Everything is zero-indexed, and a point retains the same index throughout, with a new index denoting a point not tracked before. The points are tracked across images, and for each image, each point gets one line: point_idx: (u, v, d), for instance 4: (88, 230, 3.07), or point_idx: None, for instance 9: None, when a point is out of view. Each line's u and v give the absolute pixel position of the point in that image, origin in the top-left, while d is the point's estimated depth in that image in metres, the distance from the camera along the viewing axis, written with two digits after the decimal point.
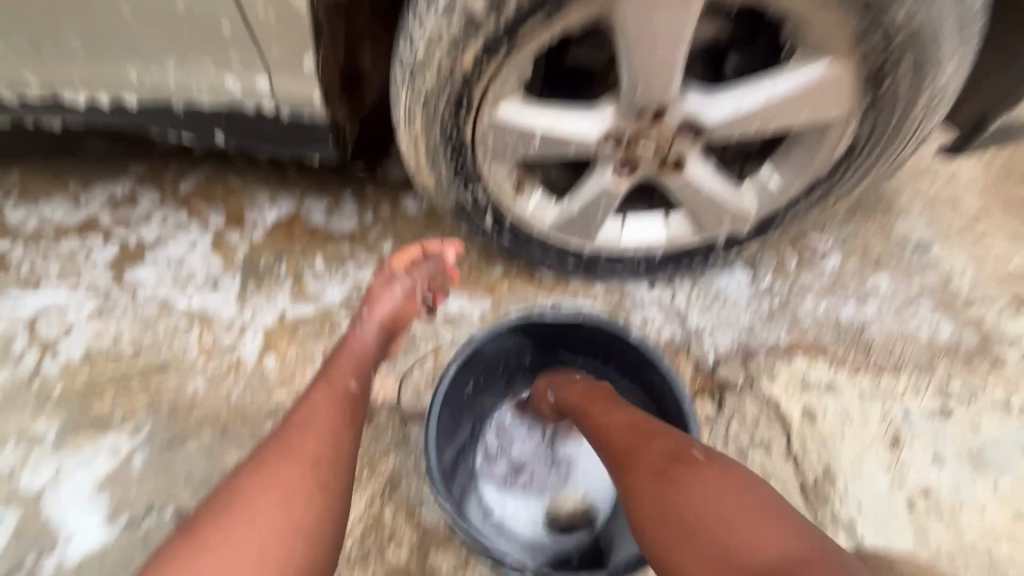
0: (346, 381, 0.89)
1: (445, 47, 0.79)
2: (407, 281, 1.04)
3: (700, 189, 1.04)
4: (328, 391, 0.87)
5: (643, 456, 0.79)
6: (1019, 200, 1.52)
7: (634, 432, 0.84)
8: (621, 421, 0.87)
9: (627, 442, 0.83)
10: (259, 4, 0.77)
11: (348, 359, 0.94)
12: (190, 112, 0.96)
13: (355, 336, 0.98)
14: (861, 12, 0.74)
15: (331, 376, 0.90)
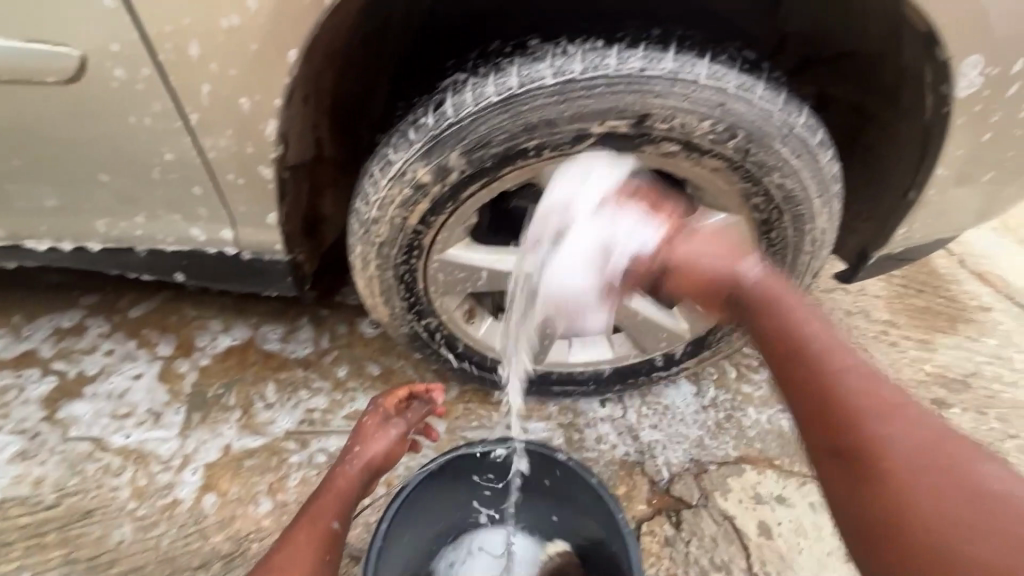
0: (328, 519, 0.94)
1: (397, 205, 0.89)
2: (400, 423, 1.07)
3: (635, 313, 1.14)
4: (310, 530, 0.92)
5: (834, 367, 0.73)
6: (919, 310, 1.71)
7: (805, 330, 0.76)
8: (796, 317, 0.77)
9: (800, 343, 0.76)
10: (229, 171, 0.85)
11: (331, 488, 0.98)
12: (152, 256, 1.01)
13: (342, 466, 1.00)
14: (741, 178, 0.90)
15: (312, 513, 0.94)
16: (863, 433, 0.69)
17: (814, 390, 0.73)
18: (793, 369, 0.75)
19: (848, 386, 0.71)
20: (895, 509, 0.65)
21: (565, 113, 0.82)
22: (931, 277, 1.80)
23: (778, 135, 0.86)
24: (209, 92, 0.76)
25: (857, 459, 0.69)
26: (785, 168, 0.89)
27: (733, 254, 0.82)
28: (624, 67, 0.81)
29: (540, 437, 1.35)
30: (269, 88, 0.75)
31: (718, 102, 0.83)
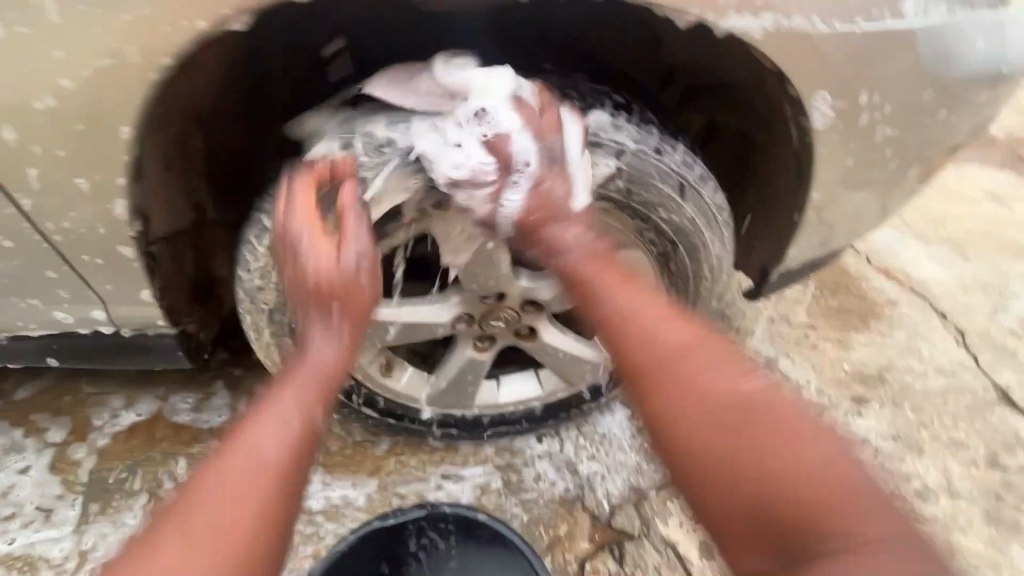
0: (245, 492, 0.63)
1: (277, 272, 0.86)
2: (341, 251, 0.78)
3: (555, 349, 1.12)
4: (211, 525, 0.60)
5: (689, 368, 0.71)
6: (834, 310, 1.79)
7: (661, 328, 0.75)
8: (649, 319, 0.77)
9: (673, 347, 0.73)
10: (85, 254, 0.81)
11: (242, 452, 0.65)
12: (19, 343, 0.94)
13: (258, 412, 0.70)
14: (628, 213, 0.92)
15: (216, 487, 0.62)
16: (699, 429, 0.67)
17: (671, 392, 0.70)
18: (670, 383, 0.71)
19: (694, 366, 0.71)
20: (767, 466, 0.61)
21: (441, 169, 0.81)
22: (842, 277, 1.89)
23: (658, 175, 0.88)
24: (37, 176, 0.73)
25: (691, 453, 0.67)
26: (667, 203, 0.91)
27: (607, 277, 0.81)
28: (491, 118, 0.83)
29: (478, 482, 1.29)
30: (109, 168, 0.72)
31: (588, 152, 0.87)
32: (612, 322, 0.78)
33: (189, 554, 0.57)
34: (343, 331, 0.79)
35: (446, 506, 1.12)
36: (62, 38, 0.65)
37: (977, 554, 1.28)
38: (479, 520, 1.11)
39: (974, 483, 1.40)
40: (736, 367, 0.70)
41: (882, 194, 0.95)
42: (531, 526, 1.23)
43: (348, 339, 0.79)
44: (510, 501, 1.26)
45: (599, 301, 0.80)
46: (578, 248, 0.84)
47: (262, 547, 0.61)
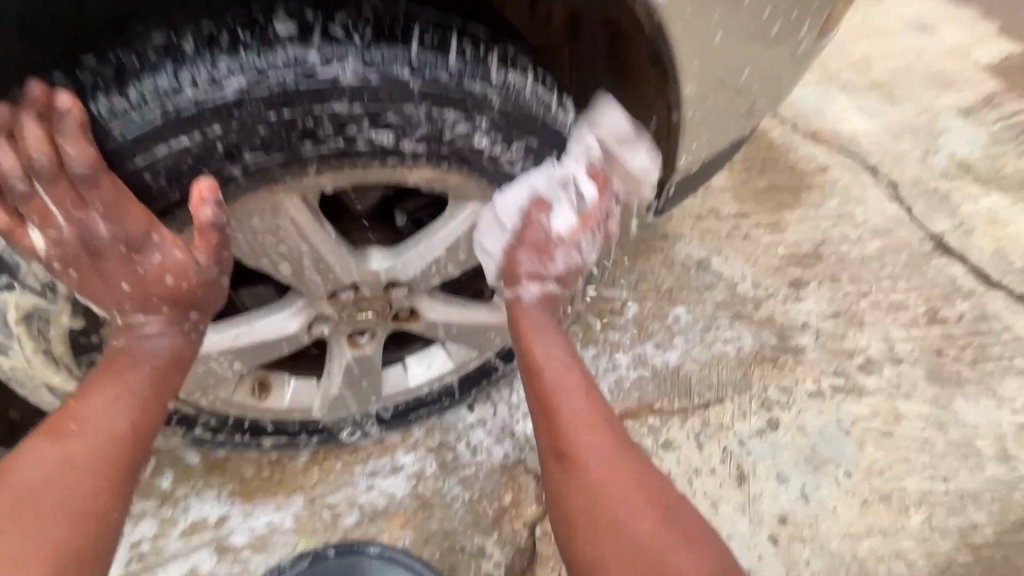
0: (72, 482, 0.60)
1: (18, 340, 0.68)
2: (144, 264, 0.63)
3: (447, 324, 0.98)
4: (33, 508, 0.58)
5: (592, 438, 0.78)
6: (764, 190, 1.66)
7: (575, 395, 0.81)
8: (567, 380, 0.82)
9: (585, 412, 0.80)
10: None
11: (70, 441, 0.62)
12: None
13: (81, 399, 0.65)
14: (464, 164, 0.68)
15: (39, 477, 0.60)
16: (616, 497, 0.74)
17: (585, 458, 0.76)
18: (585, 453, 0.77)
19: (601, 446, 0.77)
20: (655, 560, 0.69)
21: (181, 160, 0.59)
22: (769, 152, 1.75)
23: (483, 107, 0.65)
24: None
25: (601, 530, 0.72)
26: (506, 139, 0.68)
27: (531, 331, 0.85)
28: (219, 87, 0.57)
29: (412, 471, 1.18)
30: None
31: (385, 90, 0.60)
32: (534, 384, 0.82)
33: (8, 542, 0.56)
34: (172, 330, 0.68)
35: (331, 547, 1.04)
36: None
37: (923, 417, 1.26)
38: (373, 554, 1.04)
39: (915, 344, 1.37)
40: (618, 448, 0.78)
41: (765, 68, 0.80)
42: (475, 504, 1.15)
43: (187, 337, 0.69)
44: (449, 483, 1.17)
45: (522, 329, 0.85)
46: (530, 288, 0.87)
47: (91, 536, 0.59)
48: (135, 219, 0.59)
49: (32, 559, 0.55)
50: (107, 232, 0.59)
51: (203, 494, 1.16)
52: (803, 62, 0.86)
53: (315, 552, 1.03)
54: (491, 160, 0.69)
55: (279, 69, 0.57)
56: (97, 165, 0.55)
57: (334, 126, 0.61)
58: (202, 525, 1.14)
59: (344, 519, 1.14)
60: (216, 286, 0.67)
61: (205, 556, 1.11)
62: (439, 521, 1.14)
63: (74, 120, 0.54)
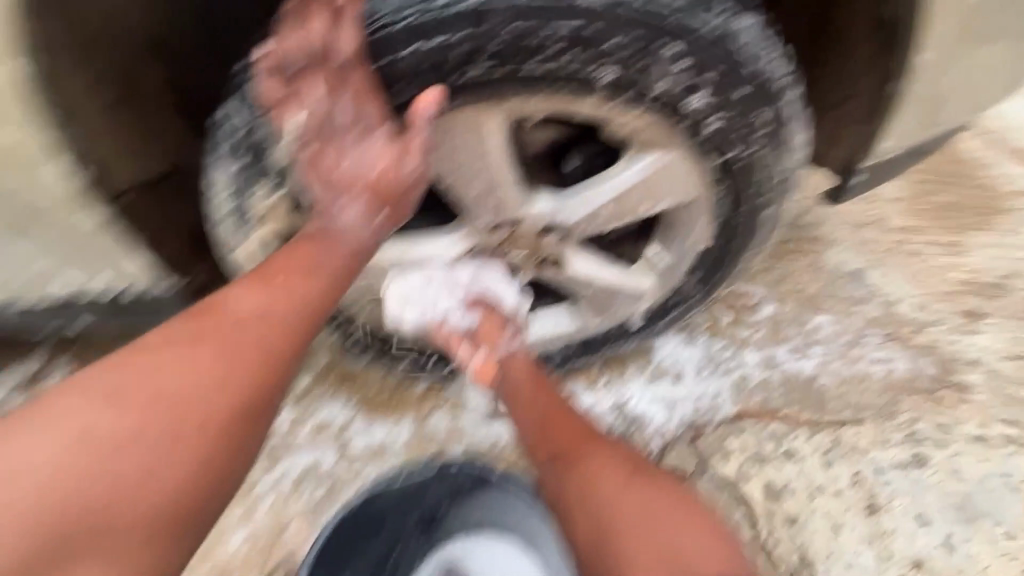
0: (251, 340, 0.69)
1: (254, 213, 0.79)
2: (373, 144, 0.72)
3: (588, 280, 0.98)
4: (235, 344, 0.68)
5: (592, 456, 0.88)
6: (948, 206, 1.43)
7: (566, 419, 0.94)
8: (565, 418, 0.94)
9: (586, 435, 0.91)
10: None
11: (273, 293, 0.71)
12: (39, 309, 0.90)
13: (286, 260, 0.73)
14: (662, 107, 0.67)
15: (234, 330, 0.69)
16: (619, 498, 0.85)
17: (580, 465, 0.88)
18: (580, 465, 0.89)
19: (601, 459, 0.88)
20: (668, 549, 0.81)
21: (414, 63, 0.65)
22: (959, 161, 1.50)
23: (697, 45, 0.63)
24: None
25: (608, 534, 0.83)
26: (711, 84, 0.66)
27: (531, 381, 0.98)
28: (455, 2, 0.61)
29: None
30: None
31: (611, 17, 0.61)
32: (540, 428, 0.94)
33: (200, 379, 0.66)
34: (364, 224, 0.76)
35: (457, 466, 0.99)
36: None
37: None
38: (494, 476, 1.00)
39: None
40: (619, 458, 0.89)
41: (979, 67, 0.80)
42: None
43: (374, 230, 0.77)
44: None
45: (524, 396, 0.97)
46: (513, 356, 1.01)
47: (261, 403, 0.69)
48: (366, 122, 0.69)
49: (228, 389, 0.67)
50: (349, 113, 0.68)
51: (331, 400, 1.28)
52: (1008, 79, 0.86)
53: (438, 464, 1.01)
54: (693, 104, 0.67)
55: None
56: (357, 53, 0.65)
57: (559, 46, 0.63)
58: (328, 426, 1.26)
59: (450, 450, 1.21)
60: (416, 181, 0.74)
61: (328, 453, 1.23)
62: None
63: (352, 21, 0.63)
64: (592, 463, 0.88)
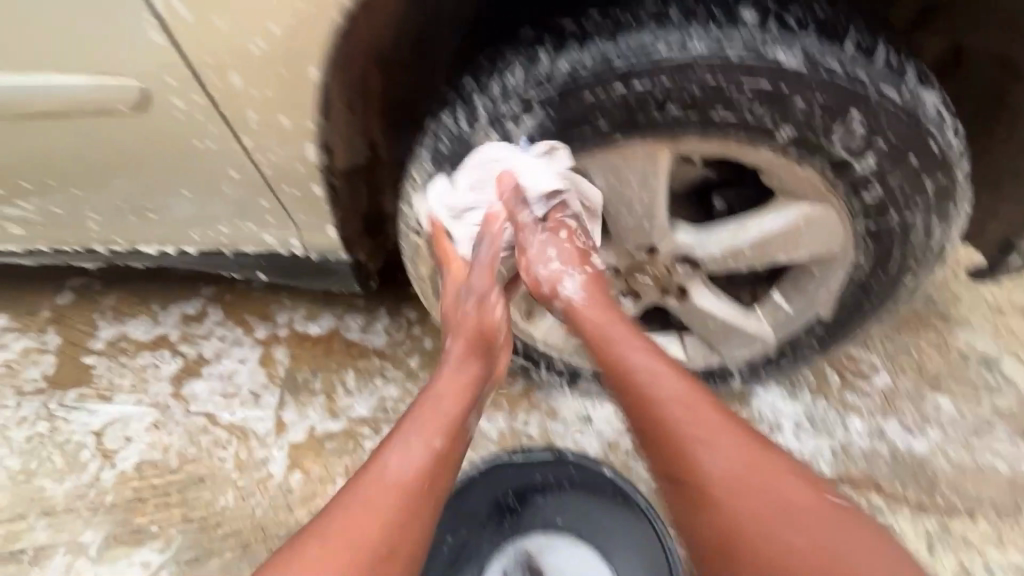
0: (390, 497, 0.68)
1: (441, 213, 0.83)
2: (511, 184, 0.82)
3: (708, 315, 1.02)
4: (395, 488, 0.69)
5: (726, 449, 0.67)
6: None
7: (683, 393, 0.71)
8: (688, 393, 0.71)
9: (714, 416, 0.70)
10: (285, 184, 0.85)
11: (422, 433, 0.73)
12: (237, 257, 1.09)
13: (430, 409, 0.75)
14: (833, 166, 0.69)
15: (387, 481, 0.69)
16: (758, 494, 0.65)
17: (703, 467, 0.67)
18: (712, 472, 0.66)
19: (729, 443, 0.68)
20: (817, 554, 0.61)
21: (606, 94, 0.67)
22: None
23: (883, 111, 0.65)
24: (258, 120, 0.73)
25: (755, 547, 0.62)
26: (888, 150, 0.67)
27: (634, 338, 0.76)
28: (661, 42, 0.64)
29: (607, 438, 1.28)
30: (303, 111, 0.71)
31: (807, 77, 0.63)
32: (646, 402, 0.71)
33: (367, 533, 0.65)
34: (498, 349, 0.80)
35: (574, 457, 1.03)
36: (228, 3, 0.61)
37: None
38: (605, 476, 1.03)
39: None
40: (761, 456, 0.67)
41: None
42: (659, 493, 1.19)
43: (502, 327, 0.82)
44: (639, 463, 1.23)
45: (622, 358, 0.75)
46: (587, 304, 0.79)
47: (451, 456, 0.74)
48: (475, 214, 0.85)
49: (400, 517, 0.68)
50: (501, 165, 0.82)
51: None
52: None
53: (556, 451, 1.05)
54: (866, 168, 0.69)
55: (721, 38, 0.63)
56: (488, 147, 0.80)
57: (750, 98, 0.65)
58: None
59: None
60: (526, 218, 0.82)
61: None
62: None
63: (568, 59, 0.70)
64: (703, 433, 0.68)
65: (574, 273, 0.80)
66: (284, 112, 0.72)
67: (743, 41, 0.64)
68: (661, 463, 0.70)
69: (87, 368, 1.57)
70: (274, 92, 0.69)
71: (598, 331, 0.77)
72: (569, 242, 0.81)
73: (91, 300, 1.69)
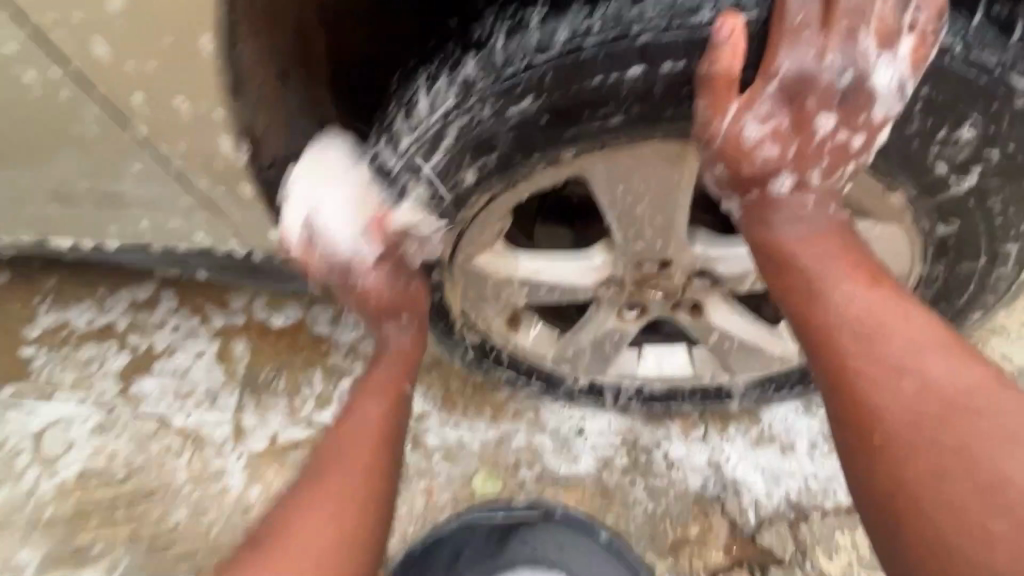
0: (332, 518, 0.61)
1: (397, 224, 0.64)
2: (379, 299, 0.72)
3: (727, 334, 0.87)
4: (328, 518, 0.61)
5: (978, 449, 0.44)
6: None
7: (914, 362, 0.48)
8: (925, 354, 0.48)
9: (957, 395, 0.47)
10: (203, 180, 0.67)
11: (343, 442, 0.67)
12: (169, 254, 0.91)
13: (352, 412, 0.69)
14: (920, 179, 0.52)
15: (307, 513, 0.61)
16: (929, 397, 0.47)
17: (956, 480, 0.44)
18: (957, 487, 0.44)
19: (984, 440, 0.44)
20: (996, 491, 0.43)
21: (624, 81, 0.48)
22: None
23: (1004, 113, 0.47)
24: (148, 103, 0.55)
25: (924, 438, 0.46)
26: (999, 163, 0.50)
27: (850, 276, 0.51)
28: (705, 2, 0.46)
29: (601, 454, 1.13)
30: (208, 93, 0.54)
31: (908, 60, 0.46)
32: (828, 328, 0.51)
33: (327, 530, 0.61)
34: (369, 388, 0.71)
35: (563, 511, 0.97)
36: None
37: None
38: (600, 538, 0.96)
39: None
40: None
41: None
42: (657, 520, 1.07)
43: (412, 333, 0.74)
44: (635, 484, 1.10)
45: (833, 309, 0.51)
46: (799, 223, 0.53)
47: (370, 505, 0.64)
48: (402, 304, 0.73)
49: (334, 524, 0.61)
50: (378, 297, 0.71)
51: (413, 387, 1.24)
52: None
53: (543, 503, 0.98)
54: (966, 184, 0.52)
55: (794, 3, 0.45)
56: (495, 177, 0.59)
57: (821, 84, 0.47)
58: None
59: (524, 470, 1.14)
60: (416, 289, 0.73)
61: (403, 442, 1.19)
62: (614, 516, 1.08)
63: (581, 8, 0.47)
64: (863, 325, 0.50)
65: (783, 173, 0.52)
66: (182, 92, 0.54)
67: (826, 9, 0.46)
68: (871, 470, 0.48)
69: (25, 361, 1.41)
70: (160, 64, 0.52)
71: (805, 273, 0.52)
72: (800, 121, 0.50)
73: (29, 282, 1.50)
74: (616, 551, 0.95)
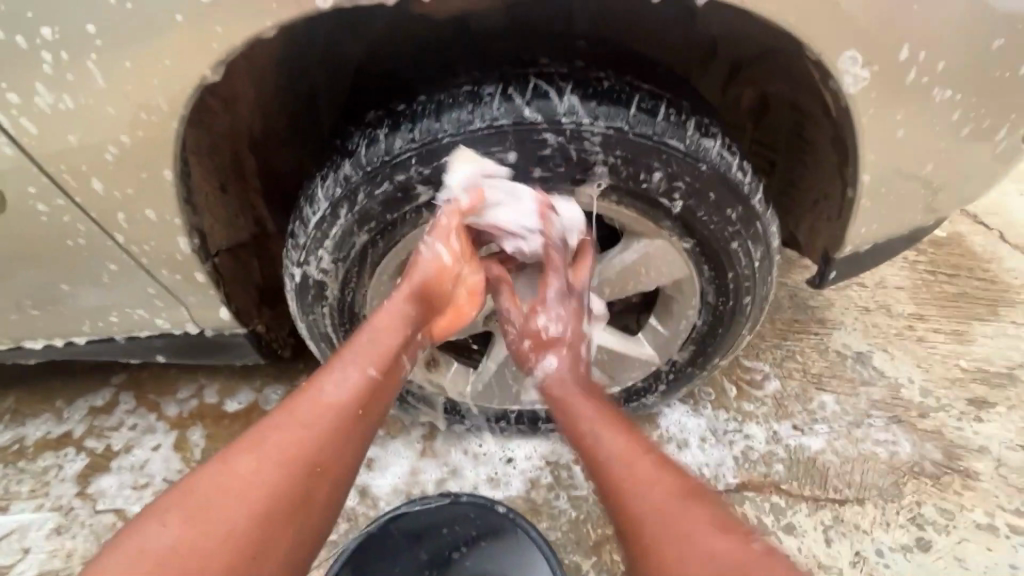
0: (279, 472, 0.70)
1: (315, 283, 0.87)
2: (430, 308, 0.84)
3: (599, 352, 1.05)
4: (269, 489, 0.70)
5: (654, 456, 0.77)
6: (950, 298, 1.51)
7: (616, 415, 0.83)
8: (620, 413, 0.84)
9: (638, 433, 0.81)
10: (164, 269, 0.88)
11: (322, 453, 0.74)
12: (133, 342, 1.08)
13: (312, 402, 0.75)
14: (647, 206, 0.80)
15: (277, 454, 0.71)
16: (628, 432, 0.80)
17: (643, 471, 0.75)
18: (641, 472, 0.75)
19: (657, 454, 0.77)
20: (658, 480, 0.74)
21: (441, 168, 0.75)
22: (965, 257, 1.59)
23: (674, 161, 0.75)
24: (125, 219, 0.79)
25: (632, 449, 0.77)
26: (688, 189, 0.78)
27: (580, 367, 0.89)
28: (475, 116, 0.74)
29: (529, 476, 1.28)
30: (167, 210, 0.78)
31: (597, 136, 0.74)
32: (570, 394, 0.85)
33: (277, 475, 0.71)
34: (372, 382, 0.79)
35: (466, 496, 1.10)
36: (74, 122, 0.69)
37: None
38: (501, 513, 1.08)
39: None
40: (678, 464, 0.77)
41: (952, 163, 0.85)
42: (580, 525, 1.21)
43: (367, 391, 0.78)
44: (559, 497, 1.25)
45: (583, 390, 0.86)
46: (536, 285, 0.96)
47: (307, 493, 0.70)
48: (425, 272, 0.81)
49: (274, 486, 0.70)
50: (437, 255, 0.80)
51: None
52: (995, 164, 0.89)
53: (453, 495, 1.11)
54: (677, 206, 0.79)
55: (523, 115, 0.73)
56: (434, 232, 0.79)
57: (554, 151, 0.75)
58: None
59: None
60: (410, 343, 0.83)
61: (351, 494, 1.29)
62: (544, 528, 1.22)
63: (404, 128, 0.75)
64: (586, 395, 0.85)
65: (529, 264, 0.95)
66: (149, 207, 0.78)
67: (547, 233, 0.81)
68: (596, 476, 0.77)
69: None
70: (133, 190, 0.75)
71: (562, 357, 0.89)
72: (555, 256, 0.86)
73: None
74: (520, 514, 1.08)
